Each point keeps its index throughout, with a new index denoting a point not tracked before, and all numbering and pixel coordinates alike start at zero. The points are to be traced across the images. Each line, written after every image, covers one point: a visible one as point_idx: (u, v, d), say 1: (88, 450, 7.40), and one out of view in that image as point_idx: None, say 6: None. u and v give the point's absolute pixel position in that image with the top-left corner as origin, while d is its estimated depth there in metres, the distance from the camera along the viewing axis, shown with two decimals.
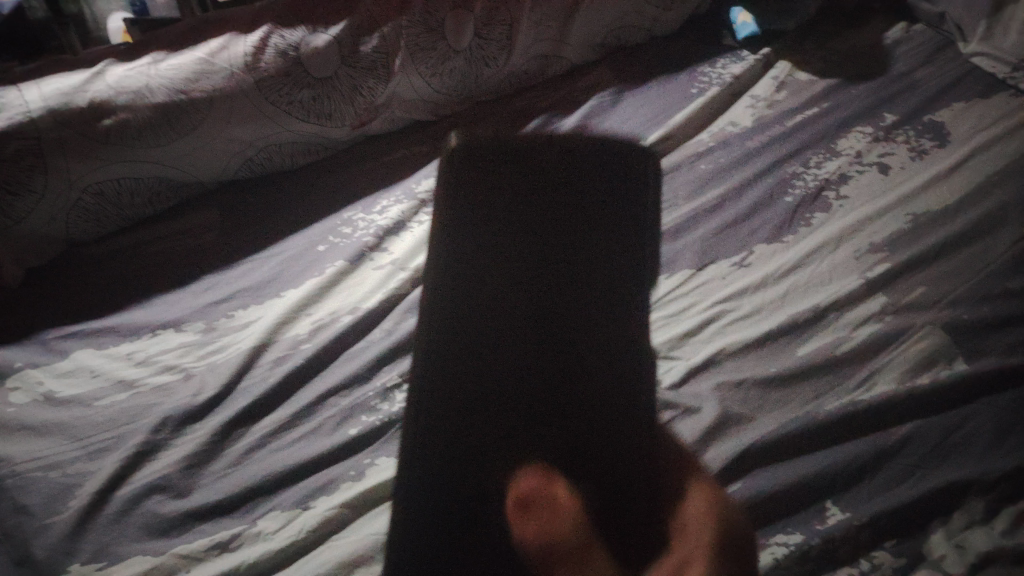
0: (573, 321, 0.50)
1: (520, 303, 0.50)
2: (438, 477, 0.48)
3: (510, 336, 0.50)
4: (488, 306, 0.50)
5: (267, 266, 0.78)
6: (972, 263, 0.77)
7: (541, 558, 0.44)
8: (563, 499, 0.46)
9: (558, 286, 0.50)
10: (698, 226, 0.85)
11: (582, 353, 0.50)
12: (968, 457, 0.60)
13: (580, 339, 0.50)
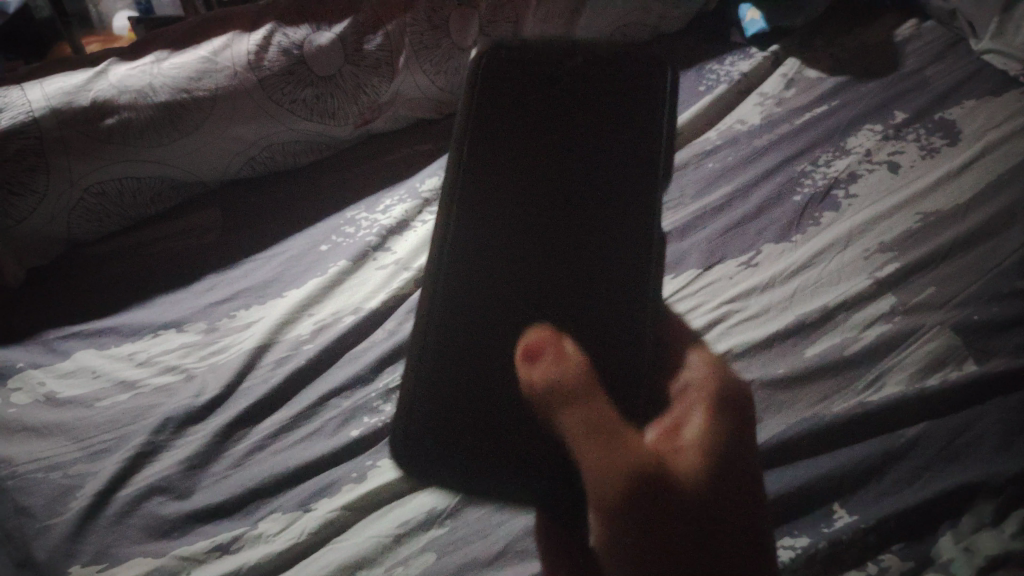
0: (578, 222, 0.56)
1: (526, 214, 0.56)
2: (447, 358, 0.54)
3: (513, 239, 0.56)
4: (498, 215, 0.56)
5: (270, 266, 0.78)
6: (983, 262, 0.76)
7: (547, 399, 0.51)
8: (570, 356, 0.53)
9: (561, 208, 0.56)
10: (705, 225, 0.84)
11: (584, 250, 0.56)
12: (978, 460, 0.59)
13: (585, 235, 0.56)
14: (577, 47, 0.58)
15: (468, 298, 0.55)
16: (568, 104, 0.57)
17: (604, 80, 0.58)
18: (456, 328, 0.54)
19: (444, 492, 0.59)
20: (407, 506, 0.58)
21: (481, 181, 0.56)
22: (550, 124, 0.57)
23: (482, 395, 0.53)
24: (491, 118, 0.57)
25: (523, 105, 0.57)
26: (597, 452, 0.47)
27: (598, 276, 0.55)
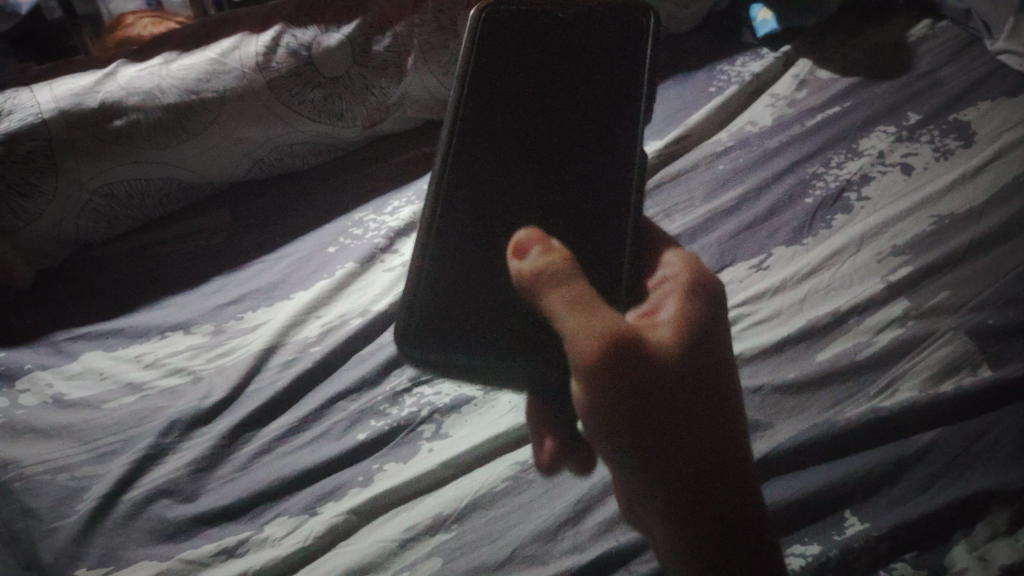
0: (575, 174, 0.56)
1: (525, 163, 0.56)
2: (446, 287, 0.54)
3: (514, 190, 0.56)
4: (495, 169, 0.56)
5: (277, 268, 0.77)
6: (998, 266, 0.74)
7: (541, 285, 0.47)
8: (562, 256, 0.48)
9: (557, 153, 0.56)
10: (716, 228, 0.83)
11: (582, 201, 0.56)
12: (993, 467, 0.58)
13: (581, 190, 0.56)
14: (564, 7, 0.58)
15: (464, 276, 0.54)
16: (563, 100, 0.57)
17: (591, 43, 0.58)
18: (453, 306, 0.54)
19: (451, 496, 0.58)
20: (414, 509, 0.58)
21: (479, 121, 0.56)
22: (547, 103, 0.57)
23: (484, 331, 0.53)
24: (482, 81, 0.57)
25: (519, 90, 0.57)
26: (580, 321, 0.45)
27: (596, 227, 0.55)
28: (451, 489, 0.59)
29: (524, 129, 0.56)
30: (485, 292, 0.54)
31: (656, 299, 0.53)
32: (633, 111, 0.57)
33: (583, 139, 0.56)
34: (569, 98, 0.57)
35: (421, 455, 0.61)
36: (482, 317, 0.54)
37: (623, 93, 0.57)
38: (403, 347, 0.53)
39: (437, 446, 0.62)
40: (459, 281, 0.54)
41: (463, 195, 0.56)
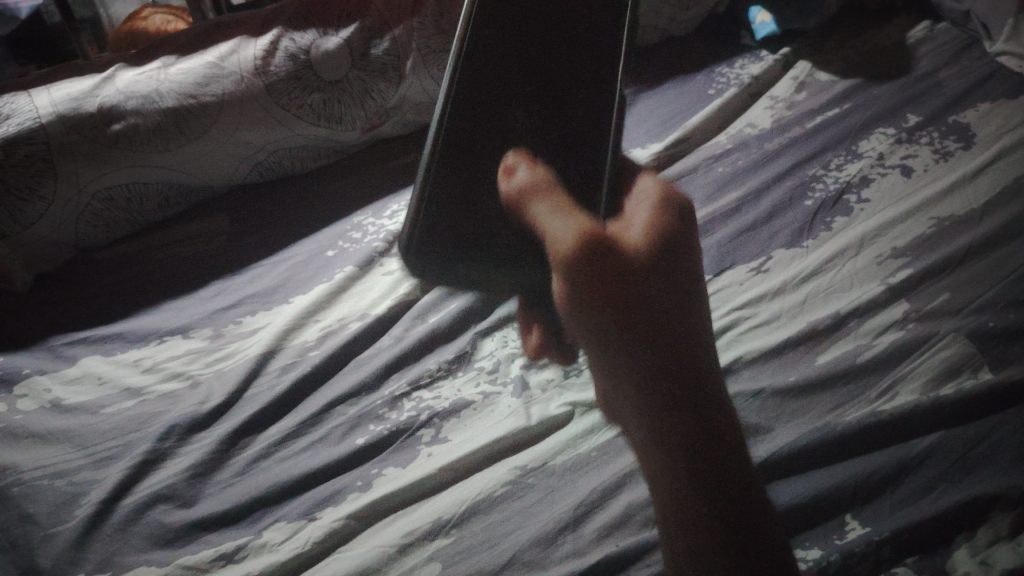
0: (563, 119, 0.59)
1: (518, 104, 0.59)
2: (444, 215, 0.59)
3: (507, 130, 0.59)
4: (492, 109, 0.59)
5: (276, 272, 0.77)
6: (1000, 267, 0.74)
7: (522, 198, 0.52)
8: (542, 180, 0.53)
9: (548, 98, 0.59)
10: (715, 230, 0.83)
11: (570, 145, 0.58)
12: (996, 471, 0.58)
13: (569, 134, 0.59)
14: None
15: (460, 203, 0.59)
16: (555, 57, 0.59)
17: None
18: (450, 233, 0.60)
19: (451, 501, 0.58)
20: (413, 514, 0.57)
21: (478, 62, 0.59)
22: (540, 50, 0.59)
23: (478, 249, 0.60)
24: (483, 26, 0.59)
25: (519, 34, 0.59)
26: (555, 230, 0.49)
27: (580, 167, 0.58)
28: (451, 493, 0.59)
29: (519, 90, 0.59)
30: (478, 216, 0.59)
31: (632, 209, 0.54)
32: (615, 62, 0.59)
33: (570, 86, 0.59)
34: (561, 46, 0.59)
35: (420, 459, 0.61)
36: (478, 237, 0.59)
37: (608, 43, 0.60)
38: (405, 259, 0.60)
39: (436, 450, 0.62)
40: (456, 208, 0.59)
41: (461, 129, 0.59)
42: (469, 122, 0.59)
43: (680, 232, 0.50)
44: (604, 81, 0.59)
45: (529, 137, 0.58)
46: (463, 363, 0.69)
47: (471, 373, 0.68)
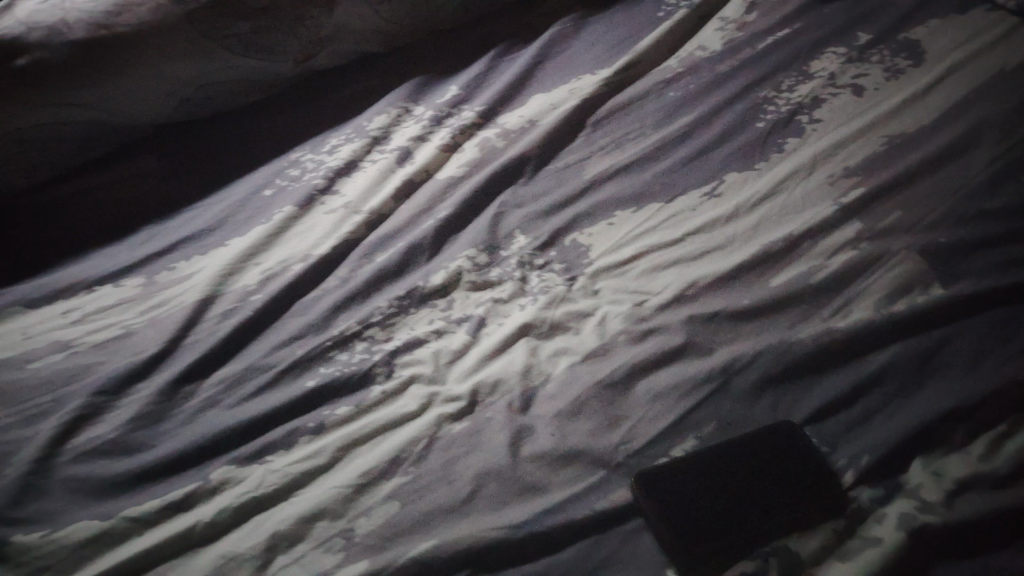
0: (945, 425, 0.58)
1: (907, 396, 0.61)
2: (705, 497, 0.53)
3: (895, 412, 0.60)
4: (853, 374, 0.62)
5: (211, 213, 0.73)
6: (948, 185, 0.75)
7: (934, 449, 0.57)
8: (956, 448, 0.57)
9: (924, 394, 0.60)
10: (668, 155, 0.80)
11: (947, 446, 0.57)
12: (948, 381, 0.61)
13: (950, 439, 0.57)
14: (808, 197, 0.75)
15: (743, 491, 0.54)
16: (937, 371, 0.62)
17: (941, 254, 0.70)
18: (706, 495, 0.53)
19: (408, 438, 0.57)
20: (369, 454, 0.56)
21: (780, 307, 0.66)
22: (928, 343, 0.63)
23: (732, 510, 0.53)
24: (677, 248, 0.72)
25: (857, 285, 0.68)
26: (960, 494, 0.54)
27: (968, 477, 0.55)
28: (406, 431, 0.58)
29: (906, 371, 0.62)
30: (746, 498, 0.53)
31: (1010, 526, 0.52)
32: (956, 350, 0.63)
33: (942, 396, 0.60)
34: (924, 318, 0.64)
35: (373, 398, 0.60)
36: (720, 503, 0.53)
37: (951, 336, 0.64)
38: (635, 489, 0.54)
39: (390, 389, 0.60)
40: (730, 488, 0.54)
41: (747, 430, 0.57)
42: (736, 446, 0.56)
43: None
44: (968, 370, 0.62)
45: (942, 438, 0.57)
46: (414, 299, 0.67)
47: (424, 312, 0.66)
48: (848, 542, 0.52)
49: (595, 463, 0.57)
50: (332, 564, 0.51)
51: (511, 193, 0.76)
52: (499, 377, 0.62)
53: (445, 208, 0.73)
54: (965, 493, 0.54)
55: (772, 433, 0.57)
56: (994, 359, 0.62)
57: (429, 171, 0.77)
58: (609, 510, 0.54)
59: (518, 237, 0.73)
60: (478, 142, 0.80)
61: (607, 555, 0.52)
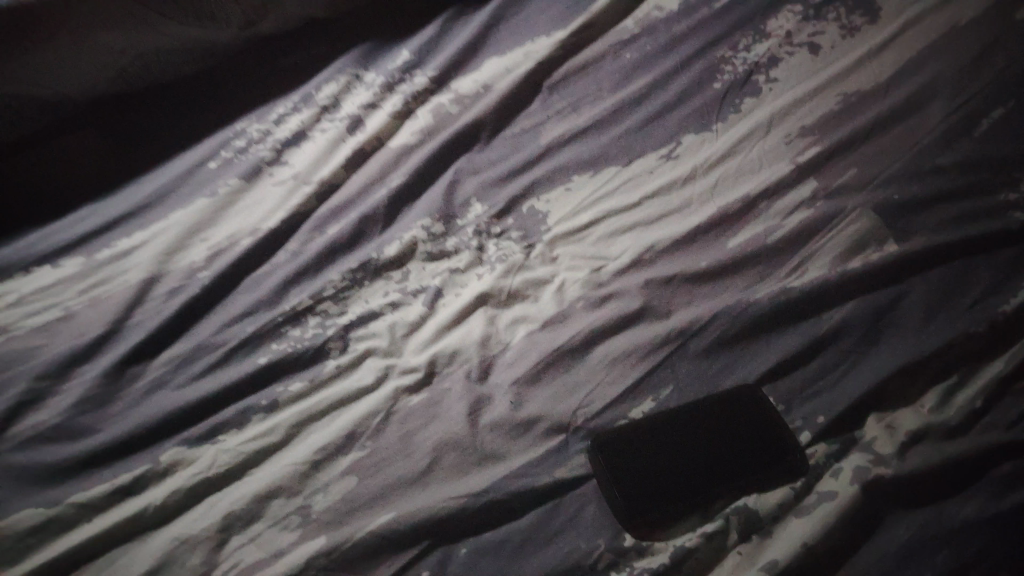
0: (915, 362, 0.60)
1: (876, 337, 0.62)
2: (666, 458, 0.53)
3: (864, 353, 0.62)
4: (824, 316, 0.63)
5: (153, 186, 0.71)
6: (901, 142, 0.76)
7: (898, 389, 0.59)
8: (918, 391, 0.59)
9: (890, 335, 0.63)
10: (625, 117, 0.79)
11: (911, 385, 0.59)
12: (903, 336, 0.62)
13: (915, 377, 0.59)
14: (766, 156, 0.75)
15: (705, 453, 0.54)
16: (905, 313, 0.64)
17: (908, 203, 0.71)
18: (668, 458, 0.53)
19: (364, 412, 0.56)
20: (324, 429, 0.55)
21: (738, 267, 0.67)
22: (897, 285, 0.65)
23: (692, 470, 0.53)
24: (634, 211, 0.71)
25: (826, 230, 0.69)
26: (916, 437, 0.56)
27: (924, 421, 0.57)
28: (361, 405, 0.57)
29: (874, 313, 0.63)
30: (707, 458, 0.53)
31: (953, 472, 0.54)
32: (923, 295, 0.65)
33: (908, 337, 0.62)
34: (896, 263, 0.66)
35: (328, 373, 0.59)
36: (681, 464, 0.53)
37: (918, 281, 0.65)
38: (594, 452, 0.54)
39: (345, 363, 0.59)
40: (693, 450, 0.54)
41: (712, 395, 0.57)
42: (700, 411, 0.56)
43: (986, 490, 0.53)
44: (933, 314, 0.64)
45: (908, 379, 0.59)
46: (367, 272, 0.65)
47: (379, 284, 0.65)
48: (805, 498, 0.53)
49: (554, 430, 0.56)
50: (289, 542, 0.50)
51: (467, 160, 0.75)
52: (456, 347, 0.61)
53: (398, 176, 0.71)
54: (923, 435, 0.56)
55: (738, 400, 0.57)
56: (957, 306, 0.64)
57: (381, 139, 0.75)
58: (568, 477, 0.54)
59: (473, 205, 0.71)
60: (431, 108, 0.78)
61: (567, 521, 0.52)
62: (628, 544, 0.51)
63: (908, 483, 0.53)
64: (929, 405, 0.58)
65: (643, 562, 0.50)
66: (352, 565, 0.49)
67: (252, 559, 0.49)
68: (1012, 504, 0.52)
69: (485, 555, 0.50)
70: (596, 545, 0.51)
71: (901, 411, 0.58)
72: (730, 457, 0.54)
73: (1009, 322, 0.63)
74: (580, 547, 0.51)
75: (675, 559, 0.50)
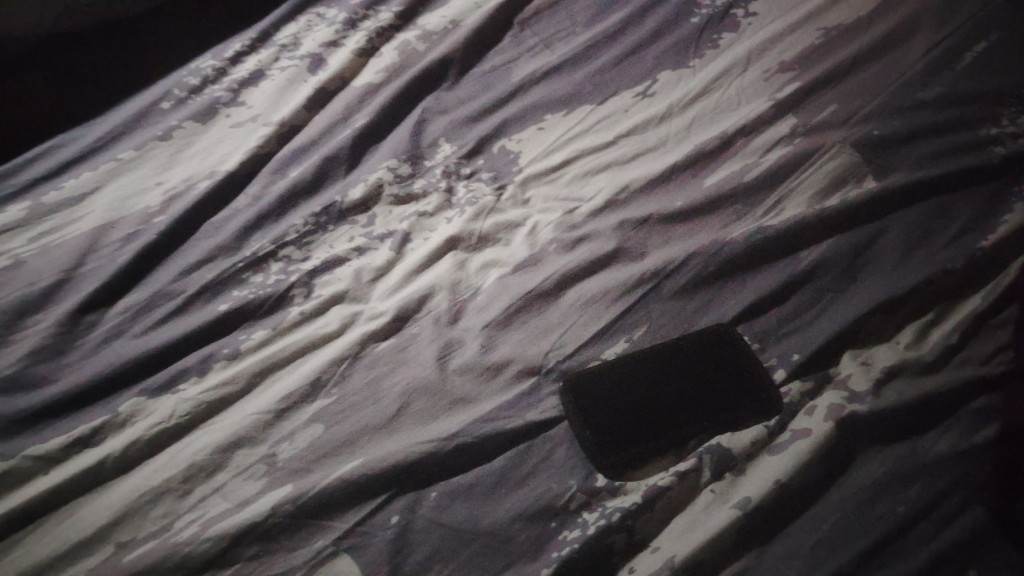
0: (892, 297, 0.59)
1: (853, 273, 0.62)
2: (637, 400, 0.53)
3: (841, 289, 0.61)
4: (802, 253, 0.62)
5: (104, 128, 0.67)
6: (882, 77, 0.74)
7: (874, 324, 0.58)
8: (894, 327, 0.58)
9: (868, 271, 0.62)
10: (599, 55, 0.76)
11: (887, 321, 0.58)
12: (880, 274, 0.61)
13: (891, 313, 0.59)
14: (745, 92, 0.73)
15: (676, 394, 0.53)
16: (883, 248, 0.63)
17: (891, 137, 0.69)
18: (638, 399, 0.53)
19: (330, 359, 0.55)
20: (289, 377, 0.54)
21: (714, 206, 0.65)
22: (876, 220, 0.64)
23: (662, 411, 0.52)
24: (608, 151, 0.69)
25: (805, 166, 0.67)
26: (892, 371, 0.55)
27: (900, 357, 0.56)
28: (326, 352, 0.55)
29: (852, 249, 0.63)
30: (678, 400, 0.53)
31: (931, 407, 0.53)
32: (902, 232, 0.64)
33: (885, 273, 0.61)
34: (877, 198, 0.64)
35: (292, 320, 0.57)
36: (652, 406, 0.52)
37: (897, 217, 0.64)
38: (563, 396, 0.54)
39: (309, 309, 0.57)
40: (663, 392, 0.53)
41: (685, 338, 0.56)
42: (673, 354, 0.55)
43: (964, 425, 0.53)
44: (911, 250, 0.63)
45: (884, 314, 0.59)
46: (332, 216, 0.63)
47: (344, 229, 0.63)
48: (779, 436, 0.52)
49: (525, 372, 0.55)
50: (253, 491, 0.49)
51: (435, 99, 0.72)
52: (425, 292, 0.59)
53: (363, 117, 0.68)
54: (899, 370, 0.55)
55: (712, 343, 0.56)
56: (935, 242, 0.63)
57: (344, 78, 0.71)
58: (540, 420, 0.53)
59: (442, 145, 0.69)
60: (397, 45, 0.74)
61: (538, 464, 0.51)
62: (601, 484, 0.50)
63: (884, 418, 0.53)
64: (905, 340, 0.57)
65: (616, 501, 0.50)
66: (321, 514, 0.48)
67: (216, 510, 0.48)
68: (986, 438, 0.52)
69: (455, 499, 0.49)
70: (567, 486, 0.50)
71: (876, 347, 0.57)
72: (701, 398, 0.53)
73: (986, 258, 0.62)
74: (552, 488, 0.50)
75: (648, 498, 0.49)
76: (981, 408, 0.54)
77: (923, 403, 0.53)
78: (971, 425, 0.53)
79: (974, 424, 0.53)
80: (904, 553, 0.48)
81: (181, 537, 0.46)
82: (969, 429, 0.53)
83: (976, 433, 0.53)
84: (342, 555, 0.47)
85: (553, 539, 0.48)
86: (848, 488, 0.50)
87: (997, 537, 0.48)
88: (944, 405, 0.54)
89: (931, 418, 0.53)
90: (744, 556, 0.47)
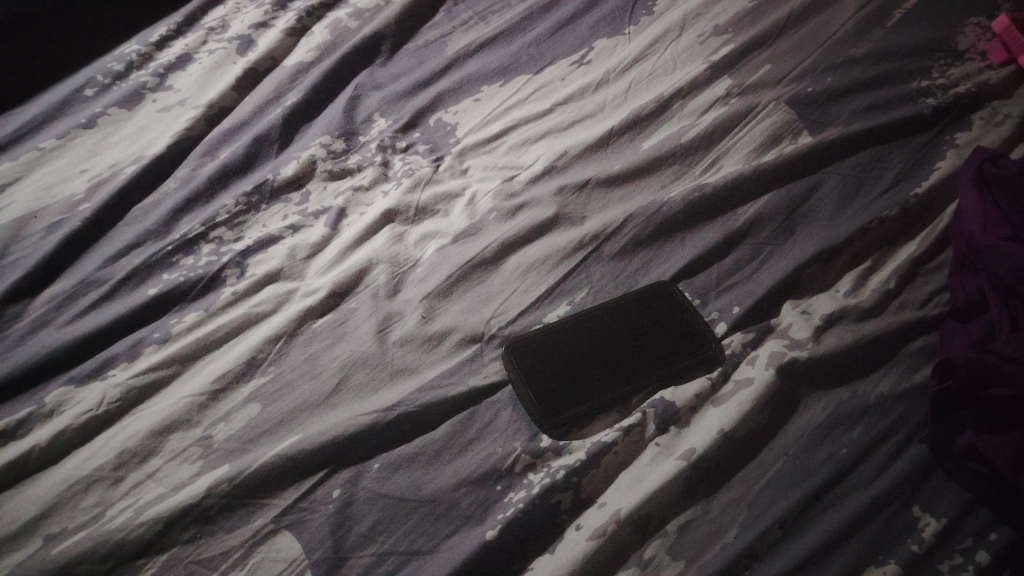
0: (830, 248, 0.59)
1: (790, 227, 0.62)
2: (580, 361, 0.52)
3: (780, 243, 0.61)
4: (738, 211, 0.62)
5: (24, 119, 0.65)
6: (817, 34, 0.74)
7: (813, 274, 0.59)
8: (832, 275, 0.59)
9: (804, 224, 0.62)
10: (533, 26, 0.76)
11: (825, 271, 0.59)
12: (818, 225, 0.62)
13: (829, 263, 0.59)
14: (680, 54, 0.73)
15: (619, 353, 0.52)
16: (819, 200, 0.63)
17: (825, 92, 0.69)
18: (581, 360, 0.52)
19: (264, 337, 0.53)
20: (222, 358, 0.53)
21: (651, 168, 0.65)
22: (812, 173, 0.64)
23: (606, 369, 0.51)
24: (544, 119, 0.69)
25: (742, 123, 0.67)
26: (832, 319, 0.55)
27: (839, 304, 0.56)
28: (261, 331, 0.54)
29: (789, 202, 0.63)
30: (621, 358, 0.52)
31: (871, 349, 0.54)
32: (838, 183, 0.64)
33: (821, 225, 0.62)
34: (812, 151, 0.64)
35: (224, 300, 0.56)
36: (595, 366, 0.52)
37: (832, 168, 0.65)
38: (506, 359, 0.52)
39: (242, 289, 0.56)
40: (606, 351, 0.52)
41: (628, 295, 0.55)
42: (616, 312, 0.54)
43: (903, 367, 0.54)
44: (847, 201, 0.63)
45: (822, 264, 0.59)
46: (263, 195, 0.62)
47: (277, 208, 0.62)
48: (722, 388, 0.52)
49: (467, 339, 0.54)
50: (189, 473, 0.47)
51: (368, 75, 0.71)
52: (362, 266, 0.58)
53: (294, 95, 0.67)
54: (838, 317, 0.56)
55: (655, 299, 0.55)
56: (871, 192, 0.64)
57: (274, 59, 0.70)
58: (483, 386, 0.52)
59: (377, 120, 0.68)
60: (328, 23, 0.73)
61: (483, 429, 0.51)
62: (545, 444, 0.50)
63: (825, 362, 0.53)
64: (843, 288, 0.58)
65: (560, 460, 0.49)
66: (259, 492, 0.46)
67: (150, 495, 0.46)
68: (924, 377, 0.53)
69: (398, 467, 0.48)
70: (512, 448, 0.50)
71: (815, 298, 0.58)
72: (644, 354, 0.52)
73: (920, 204, 0.62)
74: (496, 451, 0.50)
75: (592, 455, 0.49)
76: (918, 349, 0.55)
77: (863, 347, 0.54)
78: (909, 367, 0.54)
79: (911, 364, 0.54)
80: (848, 494, 0.48)
81: (114, 524, 0.44)
82: (908, 370, 0.53)
83: (914, 375, 0.53)
84: (283, 532, 0.46)
85: (498, 502, 0.47)
86: (791, 433, 0.50)
87: (938, 473, 0.49)
88: (882, 348, 0.54)
89: (870, 362, 0.54)
90: (689, 506, 0.47)
